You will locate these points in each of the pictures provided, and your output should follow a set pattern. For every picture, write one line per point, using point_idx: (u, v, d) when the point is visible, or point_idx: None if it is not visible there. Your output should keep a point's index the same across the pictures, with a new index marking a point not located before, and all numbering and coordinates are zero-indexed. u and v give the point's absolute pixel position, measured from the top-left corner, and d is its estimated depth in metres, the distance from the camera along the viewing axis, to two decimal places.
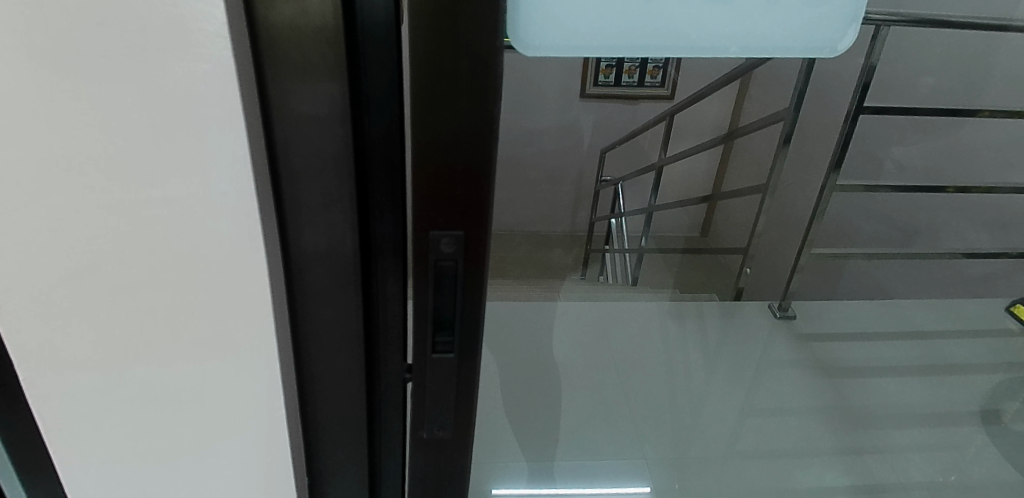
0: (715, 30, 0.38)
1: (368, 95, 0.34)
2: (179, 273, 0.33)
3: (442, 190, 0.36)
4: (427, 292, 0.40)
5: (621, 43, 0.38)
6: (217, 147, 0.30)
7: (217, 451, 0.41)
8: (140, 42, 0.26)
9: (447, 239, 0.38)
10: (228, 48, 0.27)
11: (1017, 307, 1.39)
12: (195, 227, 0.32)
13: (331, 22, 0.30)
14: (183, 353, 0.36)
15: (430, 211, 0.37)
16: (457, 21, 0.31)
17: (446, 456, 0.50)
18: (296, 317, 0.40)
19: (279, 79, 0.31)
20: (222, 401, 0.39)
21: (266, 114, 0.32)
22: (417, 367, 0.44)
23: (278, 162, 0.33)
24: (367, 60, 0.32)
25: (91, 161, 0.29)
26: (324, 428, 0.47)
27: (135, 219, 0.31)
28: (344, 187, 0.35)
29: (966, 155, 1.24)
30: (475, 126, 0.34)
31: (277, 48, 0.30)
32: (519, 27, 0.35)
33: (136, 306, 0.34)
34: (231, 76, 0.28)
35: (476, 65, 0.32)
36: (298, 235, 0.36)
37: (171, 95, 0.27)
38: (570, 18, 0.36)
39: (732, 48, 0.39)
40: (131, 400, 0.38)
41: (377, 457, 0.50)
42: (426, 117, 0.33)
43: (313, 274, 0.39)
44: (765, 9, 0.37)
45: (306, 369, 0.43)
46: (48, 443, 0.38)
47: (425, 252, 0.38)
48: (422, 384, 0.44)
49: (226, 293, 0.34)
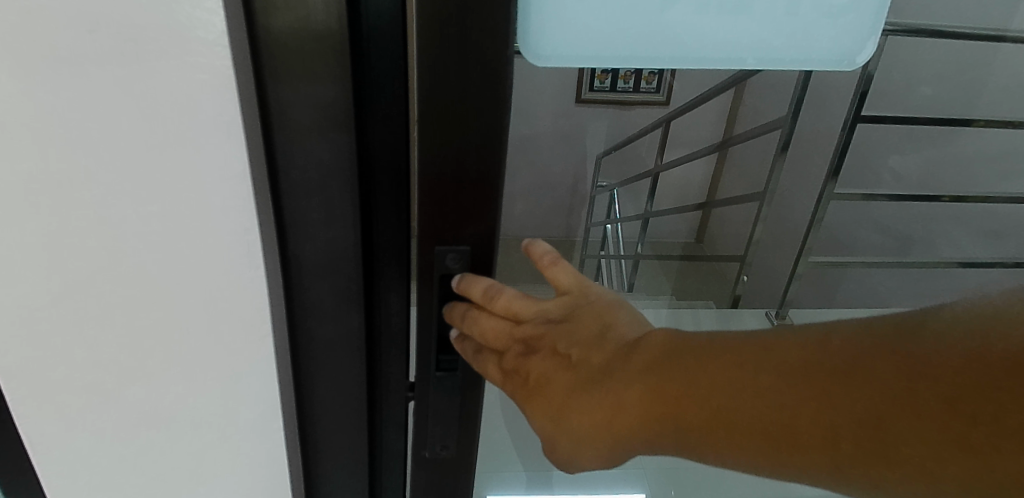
0: (724, 40, 0.38)
1: (371, 104, 0.32)
2: (171, 286, 0.33)
3: (447, 203, 0.35)
4: (432, 304, 0.39)
5: (633, 55, 0.38)
6: (215, 156, 0.30)
7: (212, 465, 0.41)
8: (135, 50, 0.26)
9: (452, 254, 0.37)
10: (228, 58, 0.28)
11: None
12: (190, 238, 0.32)
13: (335, 30, 0.29)
14: (174, 369, 0.36)
15: (436, 226, 0.36)
16: (466, 30, 0.30)
17: (449, 474, 0.48)
18: (294, 335, 0.38)
19: (278, 89, 0.30)
20: (218, 413, 0.39)
21: (266, 124, 0.30)
22: (419, 384, 0.42)
23: (278, 175, 0.32)
24: (371, 68, 0.31)
25: (81, 177, 0.28)
26: (323, 451, 0.44)
27: (127, 233, 0.30)
28: (346, 200, 0.34)
29: (959, 164, 1.28)
30: (482, 140, 0.33)
31: (277, 56, 0.29)
32: (529, 35, 0.36)
33: (124, 322, 0.33)
34: (231, 85, 0.28)
35: (484, 74, 0.31)
36: (302, 248, 0.35)
37: (166, 107, 0.28)
38: (580, 28, 0.36)
39: (749, 59, 0.39)
40: (119, 421, 0.37)
41: (377, 474, 0.49)
42: (429, 127, 0.32)
43: (313, 290, 0.37)
44: (783, 17, 0.37)
45: (306, 390, 0.41)
46: (38, 471, 0.37)
47: (429, 267, 0.38)
48: (425, 401, 0.43)
49: (221, 303, 0.34)
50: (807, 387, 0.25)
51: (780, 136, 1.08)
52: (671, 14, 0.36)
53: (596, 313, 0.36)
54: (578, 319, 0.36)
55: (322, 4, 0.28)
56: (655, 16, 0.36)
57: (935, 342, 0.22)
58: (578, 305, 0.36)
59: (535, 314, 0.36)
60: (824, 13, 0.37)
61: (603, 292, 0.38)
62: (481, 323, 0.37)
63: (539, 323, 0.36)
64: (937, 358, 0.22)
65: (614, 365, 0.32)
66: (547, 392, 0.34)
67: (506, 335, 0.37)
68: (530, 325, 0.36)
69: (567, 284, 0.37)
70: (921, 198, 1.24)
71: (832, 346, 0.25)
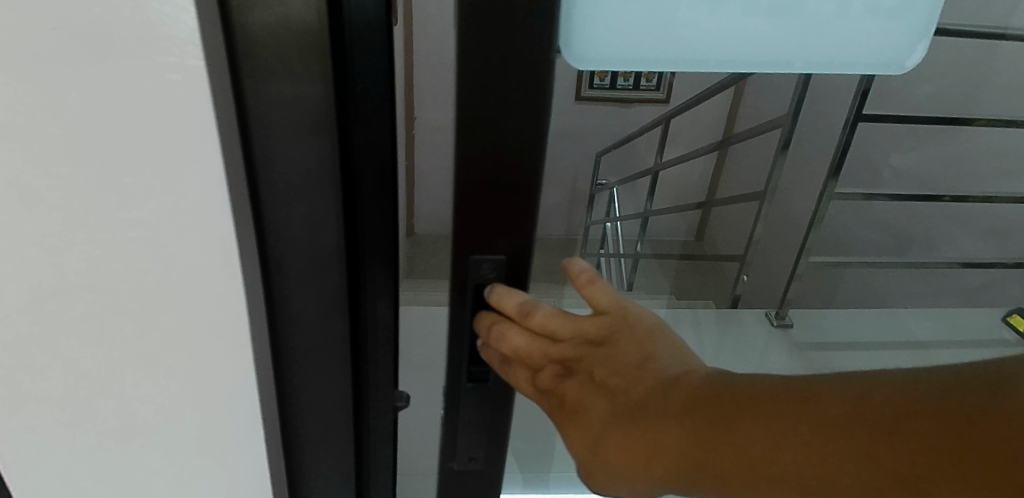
0: (752, 41, 0.40)
1: (353, 105, 0.35)
2: (147, 294, 0.31)
3: (484, 213, 0.41)
4: (467, 303, 0.45)
5: (687, 59, 0.40)
6: (189, 159, 0.28)
7: (201, 476, 0.40)
8: (101, 48, 0.24)
9: (488, 263, 0.43)
10: (198, 55, 0.26)
11: (1015, 318, 1.35)
12: (167, 244, 0.30)
13: (313, 26, 0.29)
14: (155, 379, 0.34)
15: (475, 237, 0.42)
16: (504, 59, 0.35)
17: (477, 463, 0.54)
18: (274, 331, 0.40)
19: (255, 85, 0.30)
20: (203, 424, 0.37)
21: (243, 119, 0.31)
22: (453, 376, 0.48)
23: (256, 173, 0.33)
24: (351, 68, 0.33)
25: (48, 180, 0.27)
26: (305, 443, 0.46)
27: (100, 239, 0.29)
28: (329, 197, 0.36)
29: (962, 164, 1.23)
30: (516, 155, 0.39)
31: (255, 51, 0.29)
32: (584, 40, 0.38)
33: (98, 331, 0.32)
34: (203, 86, 0.27)
35: (516, 91, 0.37)
36: (280, 251, 0.36)
37: (136, 107, 0.26)
38: (633, 33, 0.39)
39: (795, 61, 0.42)
40: (96, 432, 0.35)
41: (361, 462, 0.51)
42: (466, 145, 0.38)
43: (295, 288, 0.39)
44: (833, 18, 0.39)
45: (287, 384, 0.42)
46: (9, 485, 0.35)
47: (465, 274, 0.43)
48: (455, 413, 0.50)
49: (200, 313, 0.33)
50: (802, 439, 0.29)
51: (779, 135, 1.17)
52: (721, 15, 0.38)
53: (633, 337, 0.42)
54: (615, 343, 0.42)
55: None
56: (705, 15, 0.38)
57: (905, 399, 0.27)
58: (615, 327, 0.42)
59: (570, 338, 0.42)
60: (874, 14, 0.40)
61: (639, 320, 0.43)
62: (515, 343, 0.43)
63: (576, 344, 0.42)
64: (907, 412, 0.27)
65: (649, 397, 0.38)
66: (586, 414, 0.41)
67: (545, 355, 0.43)
68: (567, 345, 0.42)
69: (605, 305, 0.43)
70: (923, 197, 1.24)
71: (820, 392, 0.30)
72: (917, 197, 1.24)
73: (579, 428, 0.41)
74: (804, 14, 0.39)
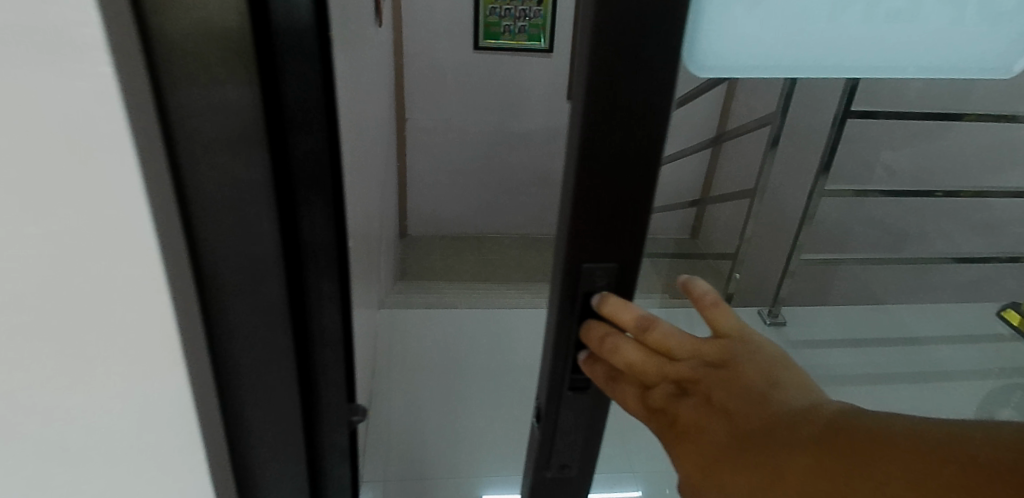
0: (886, 48, 0.46)
1: (279, 109, 0.37)
2: (76, 276, 0.31)
3: (610, 236, 0.47)
4: (578, 309, 0.51)
5: (801, 66, 0.47)
6: (102, 141, 0.28)
7: (130, 459, 0.40)
8: (27, 29, 0.25)
9: (601, 275, 0.49)
10: (93, 28, 0.25)
11: (1010, 313, 1.44)
12: (91, 228, 0.30)
13: (235, 30, 0.31)
14: (87, 362, 0.35)
15: (595, 257, 0.48)
16: (633, 111, 0.40)
17: (579, 448, 0.62)
18: (215, 338, 0.41)
19: (180, 93, 0.32)
20: (132, 408, 0.37)
21: (167, 126, 0.32)
22: (567, 374, 0.55)
23: (184, 181, 0.34)
24: (278, 77, 0.36)
25: None
26: (255, 439, 0.48)
27: (27, 219, 0.29)
28: (263, 203, 0.38)
29: (952, 159, 1.30)
30: (645, 189, 0.45)
31: (170, 48, 0.30)
32: (722, 57, 0.43)
33: (33, 311, 0.32)
34: (104, 64, 0.26)
35: (645, 140, 0.42)
36: (216, 265, 0.38)
37: (53, 88, 0.26)
38: (761, 48, 0.45)
39: (909, 67, 0.48)
40: (40, 414, 0.36)
41: (311, 450, 0.54)
42: (597, 180, 0.43)
43: (240, 295, 0.40)
44: (943, 26, 0.45)
45: (232, 383, 0.44)
46: None
47: (583, 286, 0.50)
48: (562, 408, 0.58)
49: (121, 295, 0.32)
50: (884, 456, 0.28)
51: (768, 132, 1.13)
52: (844, 21, 0.44)
53: (755, 362, 0.43)
54: (741, 366, 0.43)
55: (218, 3, 0.30)
56: (829, 23, 0.44)
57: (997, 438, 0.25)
58: (733, 351, 0.45)
59: (687, 356, 0.45)
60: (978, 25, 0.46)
61: (755, 343, 0.46)
62: (629, 354, 0.48)
63: (694, 366, 0.45)
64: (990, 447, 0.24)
65: (767, 424, 0.37)
66: (696, 431, 0.42)
67: (661, 369, 0.46)
68: (682, 362, 0.46)
69: (728, 328, 0.47)
70: (915, 194, 1.25)
71: (910, 429, 0.28)
72: (909, 194, 1.25)
73: (687, 445, 0.43)
74: (923, 23, 0.45)
